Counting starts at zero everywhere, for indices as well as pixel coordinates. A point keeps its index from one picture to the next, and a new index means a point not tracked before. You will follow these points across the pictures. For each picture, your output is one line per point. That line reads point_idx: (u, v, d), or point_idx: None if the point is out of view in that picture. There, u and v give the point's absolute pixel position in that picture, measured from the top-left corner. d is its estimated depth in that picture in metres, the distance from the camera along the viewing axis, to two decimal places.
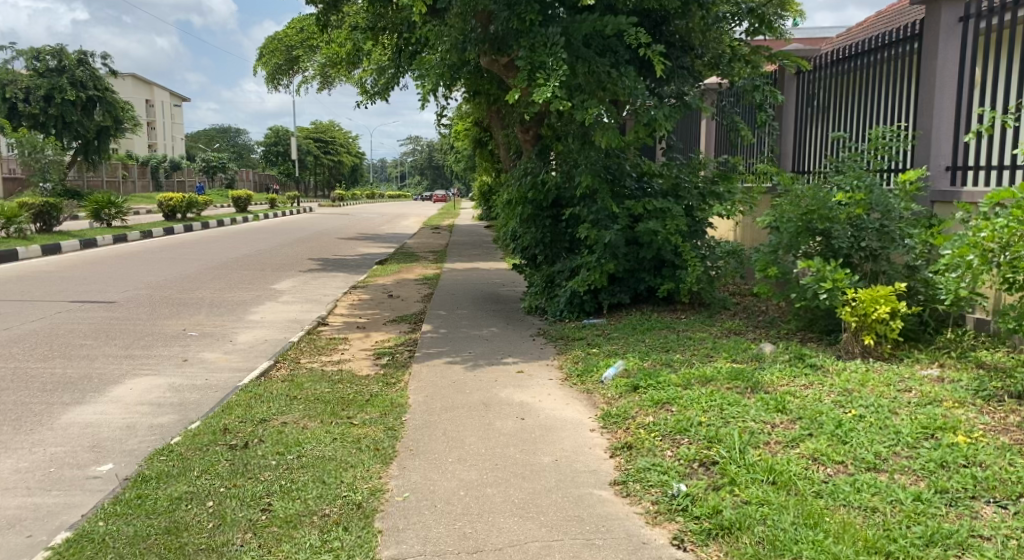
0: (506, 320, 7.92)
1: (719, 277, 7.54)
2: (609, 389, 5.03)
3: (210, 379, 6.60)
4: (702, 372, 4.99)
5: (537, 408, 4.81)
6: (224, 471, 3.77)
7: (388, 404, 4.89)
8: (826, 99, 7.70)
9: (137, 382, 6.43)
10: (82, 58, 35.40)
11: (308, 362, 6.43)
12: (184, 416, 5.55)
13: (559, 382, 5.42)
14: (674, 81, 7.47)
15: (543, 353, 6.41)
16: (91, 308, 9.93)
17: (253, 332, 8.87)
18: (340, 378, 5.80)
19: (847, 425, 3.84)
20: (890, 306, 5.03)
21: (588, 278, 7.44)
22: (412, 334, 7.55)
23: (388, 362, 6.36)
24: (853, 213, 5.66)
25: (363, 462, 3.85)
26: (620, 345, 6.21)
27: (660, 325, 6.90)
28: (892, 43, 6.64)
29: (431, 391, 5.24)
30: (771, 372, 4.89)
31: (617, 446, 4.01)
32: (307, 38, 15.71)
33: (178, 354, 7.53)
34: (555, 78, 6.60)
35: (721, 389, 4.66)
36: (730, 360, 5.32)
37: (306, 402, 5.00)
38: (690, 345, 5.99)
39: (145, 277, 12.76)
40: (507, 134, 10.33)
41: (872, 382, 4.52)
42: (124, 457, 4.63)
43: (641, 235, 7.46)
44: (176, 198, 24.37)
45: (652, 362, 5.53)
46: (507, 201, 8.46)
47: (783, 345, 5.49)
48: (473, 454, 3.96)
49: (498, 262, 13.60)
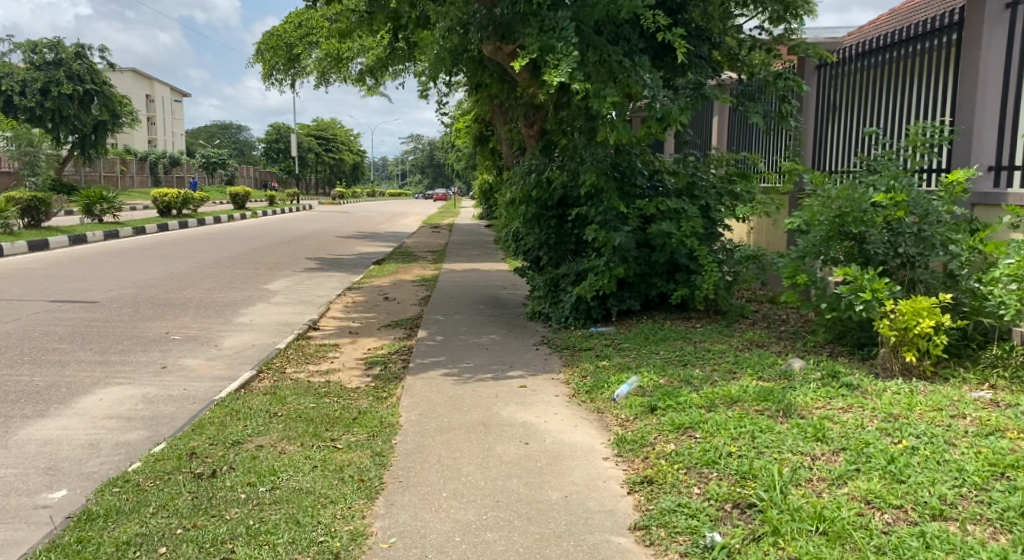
0: (508, 327, 7.42)
1: (737, 283, 7.04)
2: (623, 410, 4.54)
3: (188, 389, 6.11)
4: (727, 392, 4.50)
5: (543, 431, 4.31)
6: (185, 507, 3.28)
7: (377, 424, 4.40)
8: (851, 94, 7.21)
9: (109, 392, 5.94)
10: (80, 51, 34.93)
11: (293, 372, 5.93)
12: (154, 432, 5.06)
13: (567, 400, 4.92)
14: (690, 71, 6.98)
15: (549, 365, 5.92)
16: (71, 308, 9.43)
17: (240, 336, 8.37)
18: (327, 391, 5.31)
19: (900, 459, 3.34)
20: (934, 320, 4.52)
21: (595, 283, 6.94)
22: (407, 341, 7.06)
23: (380, 373, 5.86)
24: (891, 216, 5.12)
25: (345, 497, 3.36)
26: (632, 358, 5.71)
27: (674, 335, 6.40)
28: (928, 33, 6.13)
29: (424, 407, 4.74)
30: (804, 393, 4.39)
31: (636, 480, 3.54)
32: (306, 33, 15.24)
33: (157, 360, 7.04)
34: (564, 65, 6.11)
35: (750, 412, 4.16)
36: (756, 378, 4.82)
37: (286, 420, 4.51)
38: (710, 359, 5.48)
39: (132, 276, 12.28)
40: (510, 129, 9.84)
41: (919, 405, 4.03)
42: (80, 482, 4.14)
43: (653, 238, 6.96)
44: (172, 194, 23.88)
45: (670, 378, 5.03)
46: (510, 200, 7.96)
47: (813, 362, 5.00)
48: (471, 488, 3.48)
49: (500, 264, 13.09)
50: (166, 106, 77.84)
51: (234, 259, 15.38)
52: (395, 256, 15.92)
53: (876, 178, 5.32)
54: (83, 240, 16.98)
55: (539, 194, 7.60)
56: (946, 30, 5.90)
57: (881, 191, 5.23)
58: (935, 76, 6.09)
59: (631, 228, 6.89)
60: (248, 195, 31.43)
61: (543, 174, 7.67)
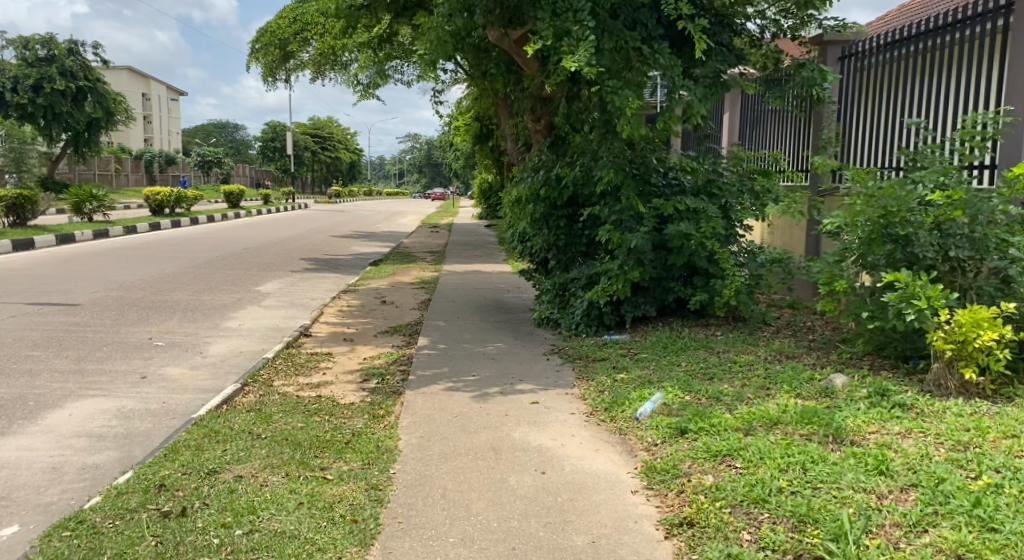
0: (515, 334, 6.93)
1: (760, 288, 6.57)
2: (649, 432, 4.05)
3: (168, 403, 5.60)
4: (765, 413, 4.02)
5: (560, 457, 3.83)
6: (146, 556, 2.79)
7: (373, 449, 3.90)
8: (880, 86, 6.76)
9: (80, 406, 5.43)
10: (72, 47, 34.32)
11: (282, 385, 5.44)
12: (126, 454, 4.55)
13: (583, 420, 4.42)
14: (712, 59, 6.50)
15: (561, 377, 5.43)
16: (49, 312, 8.91)
17: (228, 343, 7.86)
18: (317, 409, 4.82)
19: (986, 499, 2.86)
20: (996, 332, 4.04)
21: (609, 287, 6.46)
22: (406, 350, 6.56)
23: (377, 387, 5.37)
24: (944, 216, 4.65)
25: (335, 545, 2.88)
26: (653, 370, 5.22)
27: (695, 344, 5.92)
28: (969, 18, 5.70)
29: (427, 428, 4.26)
30: (854, 414, 3.91)
31: (674, 522, 3.06)
32: (302, 27, 14.74)
33: (136, 369, 6.53)
34: (579, 50, 5.63)
35: (795, 438, 3.67)
36: (796, 396, 4.34)
37: (270, 444, 4.01)
38: (740, 373, 5.00)
39: (118, 277, 11.76)
40: (515, 124, 9.37)
41: (990, 430, 3.55)
42: (34, 516, 3.63)
43: (671, 239, 6.49)
44: (163, 192, 23.35)
45: (699, 394, 4.54)
46: (517, 198, 7.49)
47: (856, 378, 4.52)
48: (482, 531, 3.00)
49: (502, 266, 12.58)
50: (161, 104, 77.16)
51: (225, 259, 14.85)
52: (392, 256, 15.40)
53: (923, 174, 4.85)
54: (70, 240, 16.45)
55: (548, 192, 7.14)
56: (991, 14, 5.48)
57: (929, 189, 4.76)
58: (977, 65, 5.65)
59: (647, 229, 6.43)
60: (243, 193, 30.87)
61: (552, 171, 7.20)
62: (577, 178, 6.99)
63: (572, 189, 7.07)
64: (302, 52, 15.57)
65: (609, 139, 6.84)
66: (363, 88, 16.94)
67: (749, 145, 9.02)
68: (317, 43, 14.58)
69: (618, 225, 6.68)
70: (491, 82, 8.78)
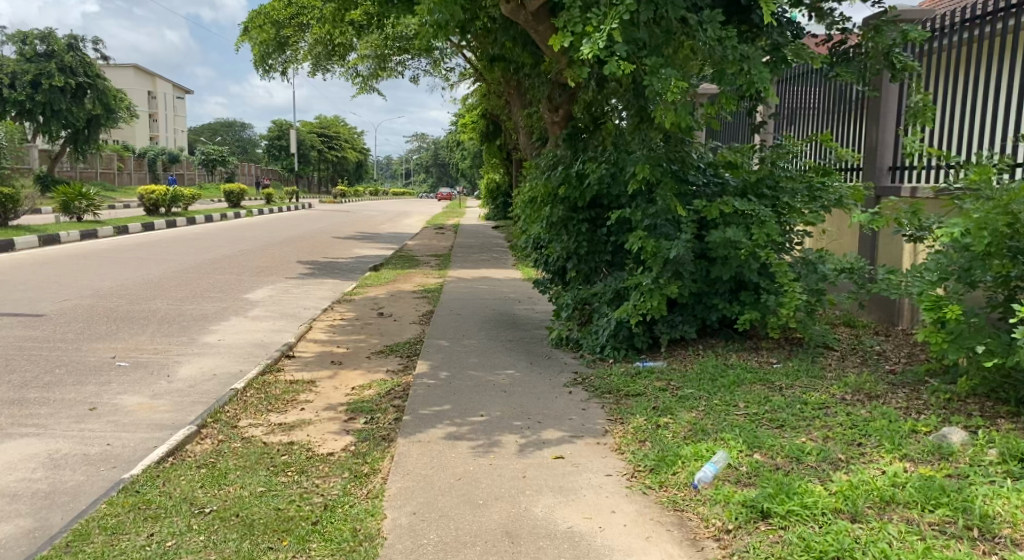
0: (529, 358, 5.93)
1: (820, 306, 5.57)
2: (717, 512, 3.05)
3: (112, 445, 4.62)
4: (871, 486, 3.03)
5: (601, 550, 2.84)
6: None
7: (350, 535, 2.92)
8: (956, 70, 5.83)
9: (4, 451, 4.46)
10: (73, 42, 33.45)
11: (247, 427, 4.47)
12: (40, 523, 3.57)
13: (623, 486, 3.42)
14: (766, 32, 5.51)
15: (589, 418, 4.43)
16: (7, 325, 7.96)
17: (201, 363, 6.89)
18: (287, 464, 3.84)
19: None
20: None
21: (642, 305, 5.48)
22: (403, 378, 5.58)
23: (364, 431, 4.38)
24: None
25: None
26: (704, 414, 4.22)
27: (749, 376, 4.92)
28: (991, 13, 5.41)
29: (422, 497, 3.28)
30: (995, 492, 2.90)
31: None
32: (298, 13, 13.81)
33: (86, 399, 5.56)
34: (613, 17, 4.67)
35: (925, 532, 2.68)
36: (903, 461, 3.33)
37: (214, 526, 3.03)
38: (817, 421, 3.99)
39: (95, 283, 10.81)
40: (529, 115, 8.40)
41: None
42: None
43: (715, 248, 5.50)
44: (158, 190, 22.47)
45: (771, 455, 3.55)
46: (533, 199, 6.52)
47: (976, 432, 3.52)
48: None
49: (512, 271, 11.60)
50: (168, 102, 76.43)
51: (217, 263, 13.91)
52: (394, 260, 14.40)
53: None
54: (54, 241, 15.54)
55: (568, 192, 6.16)
56: (1003, 12, 5.27)
57: None
58: (1002, 61, 5.30)
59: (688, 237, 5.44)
60: (245, 192, 29.97)
61: (574, 168, 6.24)
62: (603, 175, 6.02)
63: (598, 189, 6.09)
64: (300, 41, 14.62)
65: (640, 131, 5.86)
66: (364, 81, 15.98)
67: (795, 132, 8.08)
68: (314, 31, 13.65)
69: (652, 230, 5.69)
70: (502, 67, 7.82)
